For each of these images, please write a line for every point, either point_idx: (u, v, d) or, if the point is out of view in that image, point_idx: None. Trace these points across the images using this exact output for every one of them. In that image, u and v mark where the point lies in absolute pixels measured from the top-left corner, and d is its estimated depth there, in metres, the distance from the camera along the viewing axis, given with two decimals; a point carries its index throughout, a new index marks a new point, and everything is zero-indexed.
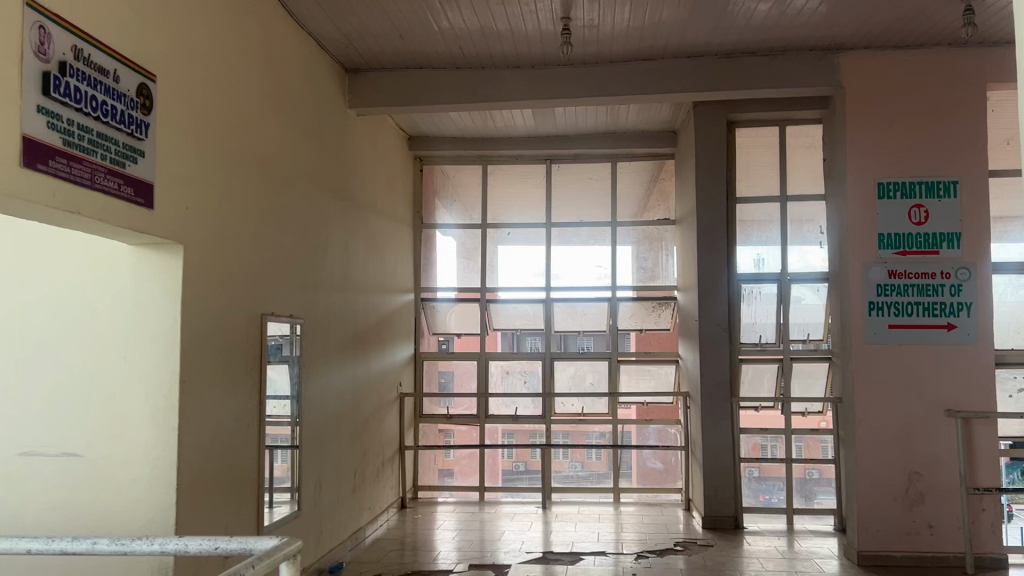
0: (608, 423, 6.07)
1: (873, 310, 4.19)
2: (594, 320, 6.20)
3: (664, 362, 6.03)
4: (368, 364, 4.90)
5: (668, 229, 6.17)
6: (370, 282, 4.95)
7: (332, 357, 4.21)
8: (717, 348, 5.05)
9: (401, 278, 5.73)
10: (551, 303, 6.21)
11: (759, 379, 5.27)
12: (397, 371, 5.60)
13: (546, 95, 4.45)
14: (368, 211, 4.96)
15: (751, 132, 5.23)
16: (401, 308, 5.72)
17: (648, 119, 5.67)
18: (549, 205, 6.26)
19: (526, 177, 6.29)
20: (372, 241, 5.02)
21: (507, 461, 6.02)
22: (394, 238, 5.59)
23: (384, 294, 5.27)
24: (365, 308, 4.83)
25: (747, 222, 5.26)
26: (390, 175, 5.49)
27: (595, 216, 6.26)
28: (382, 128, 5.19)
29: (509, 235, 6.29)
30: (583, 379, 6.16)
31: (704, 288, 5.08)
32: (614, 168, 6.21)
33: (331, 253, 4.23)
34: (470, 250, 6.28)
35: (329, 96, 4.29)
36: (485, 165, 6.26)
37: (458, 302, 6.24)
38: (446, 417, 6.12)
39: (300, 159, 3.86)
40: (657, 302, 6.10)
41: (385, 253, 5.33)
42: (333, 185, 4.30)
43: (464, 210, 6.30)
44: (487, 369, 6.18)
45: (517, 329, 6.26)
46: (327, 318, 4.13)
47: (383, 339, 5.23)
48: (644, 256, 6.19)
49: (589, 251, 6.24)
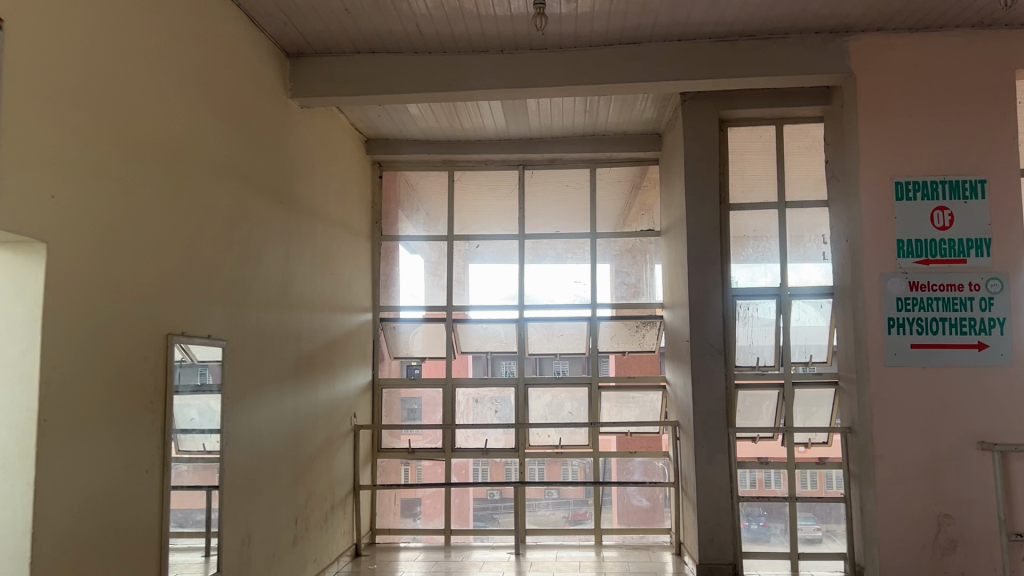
0: (588, 456, 5.47)
1: (893, 327, 3.66)
2: (571, 342, 5.62)
3: (651, 388, 5.45)
4: (313, 394, 4.26)
5: (653, 240, 5.60)
6: (317, 299, 4.33)
7: (265, 386, 3.57)
8: (711, 372, 4.44)
9: (356, 295, 5.12)
10: (524, 323, 5.61)
11: (757, 407, 4.72)
12: (351, 400, 4.97)
13: (517, 84, 3.89)
14: (315, 218, 4.35)
15: (746, 132, 4.71)
16: (356, 329, 5.10)
17: (630, 119, 5.13)
18: (522, 215, 5.70)
19: (497, 186, 5.72)
20: (320, 253, 4.41)
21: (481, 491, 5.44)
22: (349, 251, 5.00)
23: (335, 314, 4.66)
24: (310, 329, 4.21)
25: (742, 231, 4.71)
26: (343, 180, 4.90)
27: (573, 228, 5.69)
28: (332, 126, 4.61)
29: (478, 248, 5.70)
30: (560, 407, 5.56)
31: (695, 305, 4.50)
32: (593, 174, 5.66)
33: (266, 265, 3.62)
34: (436, 265, 5.68)
35: (265, 82, 3.69)
36: (452, 170, 5.69)
37: (424, 322, 5.62)
38: (407, 452, 5.50)
39: (226, 151, 3.27)
40: (640, 322, 5.53)
41: (337, 268, 4.73)
42: (269, 185, 3.70)
43: (428, 221, 5.72)
44: (454, 397, 5.55)
45: (486, 351, 5.67)
46: (259, 341, 3.51)
47: (334, 365, 4.61)
48: (626, 271, 5.62)
49: (565, 266, 5.67)
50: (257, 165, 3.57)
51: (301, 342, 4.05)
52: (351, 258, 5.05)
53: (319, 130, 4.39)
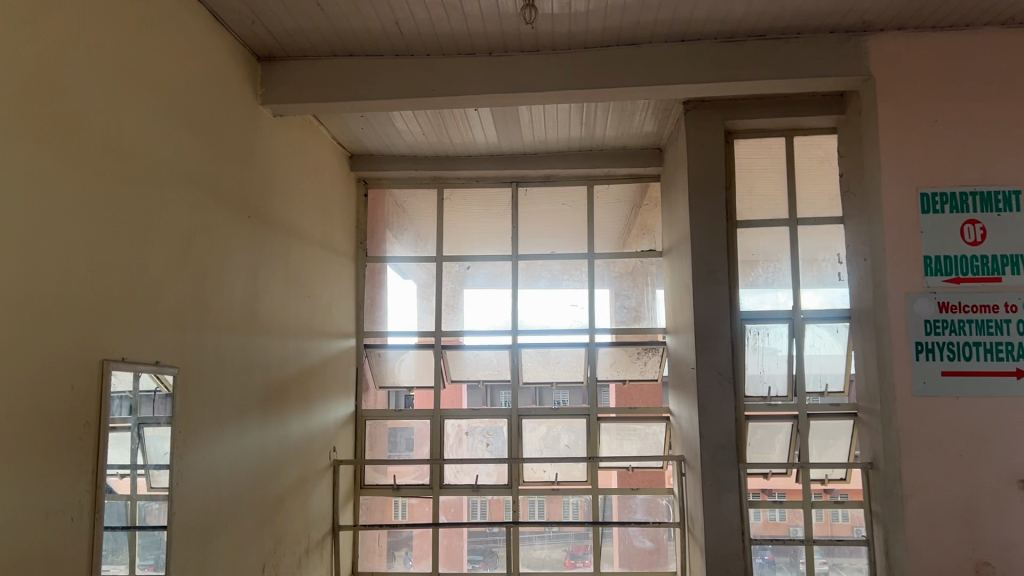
0: (586, 493, 5.09)
1: (922, 352, 3.31)
2: (568, 370, 5.28)
3: (654, 420, 5.09)
4: (285, 427, 3.90)
5: (655, 261, 5.27)
6: (290, 322, 3.99)
7: (226, 419, 3.22)
8: (720, 402, 4.08)
9: (336, 320, 4.77)
10: (518, 349, 5.25)
11: (769, 440, 4.39)
12: (330, 433, 4.62)
13: (506, 89, 3.58)
14: (290, 235, 4.03)
15: (753, 144, 4.40)
16: (337, 356, 4.76)
17: (629, 132, 4.82)
18: (515, 236, 5.37)
19: (488, 204, 5.40)
20: (295, 273, 4.08)
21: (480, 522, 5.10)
22: (329, 273, 4.67)
23: (312, 339, 4.32)
24: (281, 356, 3.86)
25: (751, 249, 4.38)
26: (323, 197, 4.58)
27: (570, 249, 5.36)
28: (309, 139, 4.31)
29: (469, 270, 5.37)
30: (556, 441, 5.18)
31: (702, 329, 4.14)
32: (591, 192, 5.34)
33: (229, 283, 3.29)
34: (425, 287, 5.35)
35: (231, 85, 3.39)
36: (442, 188, 5.37)
37: (419, 348, 5.26)
38: (392, 489, 5.12)
39: (180, 157, 2.95)
40: (642, 348, 5.18)
41: (314, 290, 4.40)
42: (234, 198, 3.38)
43: (417, 242, 5.39)
44: (442, 429, 5.18)
45: (478, 380, 5.34)
46: (219, 369, 3.16)
47: (310, 394, 4.27)
48: (627, 293, 5.28)
49: (561, 288, 5.33)
50: (220, 174, 3.25)
51: (270, 369, 3.70)
52: (332, 280, 4.72)
53: (295, 141, 4.08)
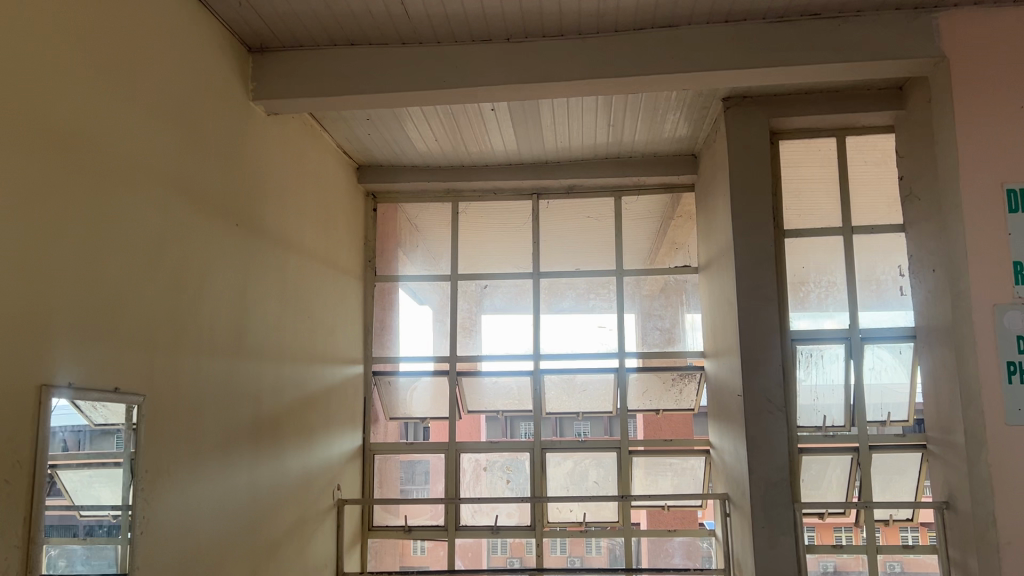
0: (617, 535, 4.58)
1: (1014, 373, 2.84)
2: (595, 398, 4.81)
3: (692, 454, 4.60)
4: (281, 462, 3.47)
5: (689, 278, 4.80)
6: (286, 345, 3.57)
7: (205, 455, 2.79)
8: (770, 433, 3.61)
9: (340, 344, 4.34)
10: (540, 376, 4.79)
11: (825, 475, 3.87)
12: (334, 469, 4.18)
13: (527, 79, 3.18)
14: (287, 247, 3.62)
15: (801, 145, 3.96)
16: (341, 384, 4.33)
17: (660, 136, 4.40)
18: (536, 252, 4.93)
19: (507, 218, 4.98)
20: (292, 291, 3.68)
21: (500, 558, 4.62)
22: (333, 292, 4.27)
23: (312, 365, 3.89)
24: (275, 383, 3.43)
25: (801, 260, 3.92)
26: (326, 209, 4.18)
27: (596, 266, 4.91)
28: (309, 145, 3.92)
29: (486, 289, 4.92)
30: (583, 477, 4.70)
31: (748, 351, 3.67)
32: (619, 204, 4.91)
33: (210, 299, 2.88)
34: (439, 308, 4.91)
35: (216, 77, 3.01)
36: (456, 202, 4.97)
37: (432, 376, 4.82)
38: (403, 531, 4.65)
39: (150, 152, 2.56)
40: (677, 375, 4.70)
41: (316, 311, 3.98)
42: (219, 203, 2.98)
43: (430, 260, 4.97)
44: (458, 465, 4.71)
45: (497, 410, 4.87)
46: (197, 397, 2.74)
47: (310, 427, 3.84)
48: (659, 313, 4.82)
49: (587, 309, 4.87)
50: (201, 175, 2.86)
51: (261, 398, 3.28)
52: (336, 300, 4.31)
53: (292, 145, 3.69)
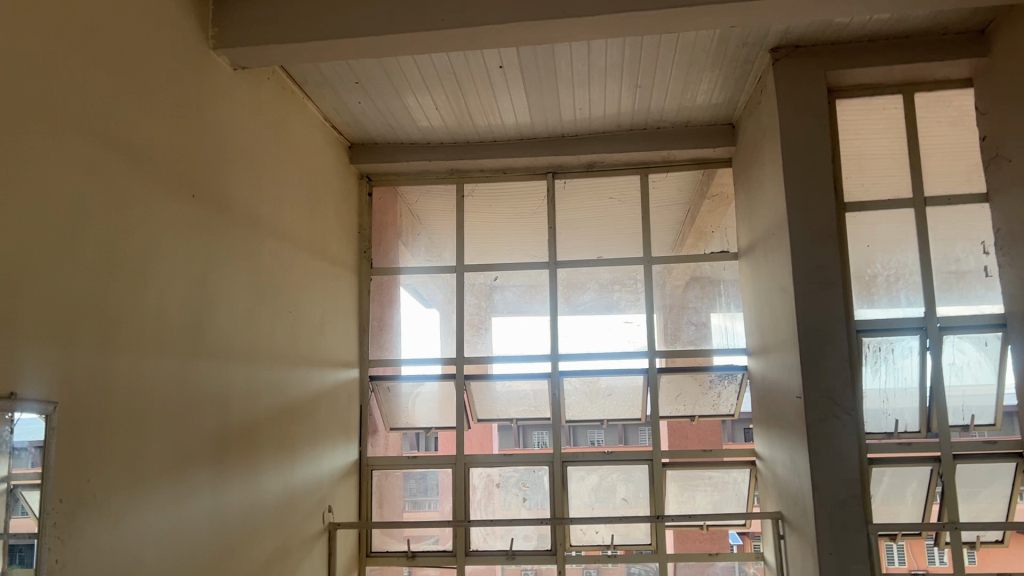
0: (652, 560, 3.99)
1: None
2: (621, 404, 4.21)
3: (734, 466, 4.02)
4: (256, 482, 2.91)
5: (728, 265, 4.22)
6: (261, 345, 3.02)
7: (150, 476, 2.23)
8: (837, 442, 3.03)
9: (330, 344, 3.79)
10: (559, 379, 4.19)
11: (900, 489, 3.31)
12: (324, 488, 3.62)
13: (544, 15, 2.63)
14: (261, 229, 3.07)
15: (863, 104, 3.39)
16: (331, 391, 3.77)
17: (694, 104, 3.83)
18: (553, 240, 4.33)
19: (519, 201, 4.41)
20: (269, 281, 3.12)
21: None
22: (321, 284, 3.72)
23: (294, 368, 3.34)
24: (247, 389, 2.88)
25: (865, 238, 3.33)
26: (311, 189, 3.64)
27: (621, 253, 4.32)
28: (287, 113, 3.37)
29: (497, 282, 4.35)
30: (611, 493, 4.12)
31: (807, 345, 3.11)
32: (645, 181, 4.32)
33: (156, 283, 2.33)
34: (443, 303, 4.33)
35: (166, 15, 2.47)
36: (462, 184, 4.41)
37: (443, 378, 4.23)
38: (406, 558, 4.08)
39: (74, 93, 2.02)
40: (713, 378, 4.13)
41: (299, 305, 3.43)
42: (167, 166, 2.44)
43: (432, 249, 4.40)
44: (467, 481, 4.14)
45: (511, 418, 4.29)
46: (138, 404, 2.19)
47: (292, 440, 3.28)
48: (694, 306, 4.23)
49: (610, 303, 4.27)
50: (143, 130, 2.32)
51: (229, 407, 2.73)
52: (325, 295, 3.77)
53: (264, 110, 3.15)
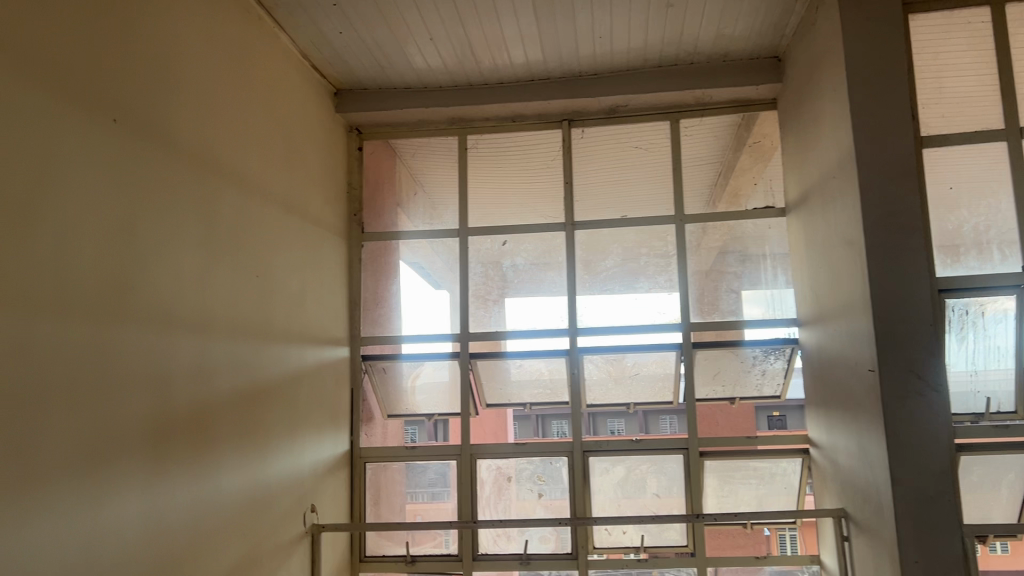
0: (689, 565, 3.44)
1: None
2: (647, 385, 3.66)
3: (783, 456, 3.47)
4: (211, 480, 2.39)
5: (774, 223, 3.62)
6: (218, 314, 2.49)
7: (46, 477, 1.70)
8: (922, 426, 2.47)
9: (312, 318, 3.26)
10: (579, 356, 3.63)
11: (993, 482, 2.75)
12: (305, 484, 3.09)
13: None
14: (217, 174, 2.53)
15: (942, 19, 2.81)
16: (314, 372, 3.24)
17: (734, 32, 3.26)
18: (570, 198, 3.74)
19: (531, 154, 3.85)
20: (229, 238, 2.59)
21: None
22: (301, 247, 3.18)
23: (265, 343, 2.80)
24: (197, 367, 2.35)
25: (950, 179, 2.75)
26: (286, 134, 3.10)
27: (650, 212, 3.72)
28: (250, 40, 2.83)
29: (506, 248, 3.77)
30: (640, 487, 3.58)
31: (883, 308, 2.53)
32: (676, 128, 3.73)
33: (62, 227, 1.80)
34: (444, 272, 3.78)
35: None
36: (464, 136, 3.86)
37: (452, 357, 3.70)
38: (405, 563, 3.56)
39: None
40: (757, 355, 3.56)
41: (272, 269, 2.89)
42: (78, 79, 1.90)
43: (432, 212, 3.83)
44: (474, 474, 3.61)
45: (525, 403, 3.78)
46: (26, 383, 1.66)
47: (263, 429, 2.75)
48: (735, 270, 3.63)
49: (635, 269, 3.68)
50: (41, 26, 1.78)
51: (170, 388, 2.19)
52: (306, 260, 3.23)
53: (219, 33, 2.60)
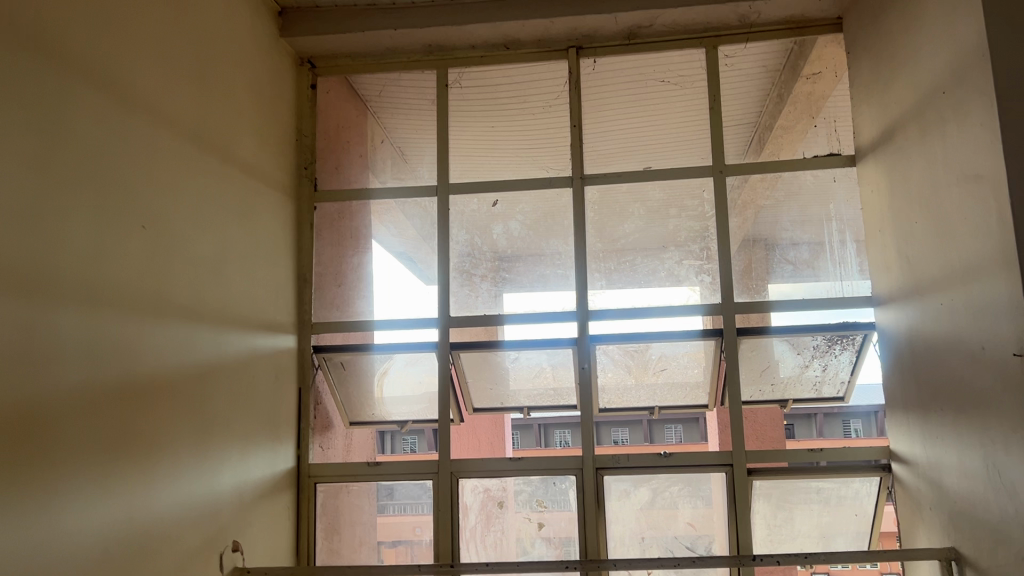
0: None
1: None
2: (677, 388, 2.92)
3: (857, 474, 2.68)
4: (43, 517, 1.57)
5: (839, 175, 2.84)
6: (65, 270, 1.69)
7: None
8: None
9: (239, 293, 2.47)
10: (590, 346, 2.84)
11: None
12: (224, 515, 2.29)
13: None
14: (68, 70, 1.74)
15: None
16: (240, 364, 2.44)
17: None
18: (578, 145, 2.95)
19: (528, 93, 3.08)
20: (91, 163, 1.80)
21: None
22: (220, 199, 2.39)
23: (156, 319, 2.01)
24: (21, 346, 1.54)
25: None
26: (199, 45, 2.32)
27: (679, 162, 2.93)
28: None
29: (497, 211, 2.98)
30: (670, 514, 2.78)
31: None
32: (711, 57, 2.96)
33: None
34: (419, 245, 2.99)
35: None
36: (445, 70, 3.08)
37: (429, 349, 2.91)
38: None
39: None
40: (818, 343, 2.79)
41: (170, 219, 2.10)
42: None
43: (405, 166, 3.05)
44: (456, 499, 2.81)
45: (523, 408, 3.01)
46: None
47: (150, 438, 1.95)
48: (790, 236, 2.82)
49: (662, 235, 2.87)
50: None
51: None
52: (229, 218, 2.44)
53: None
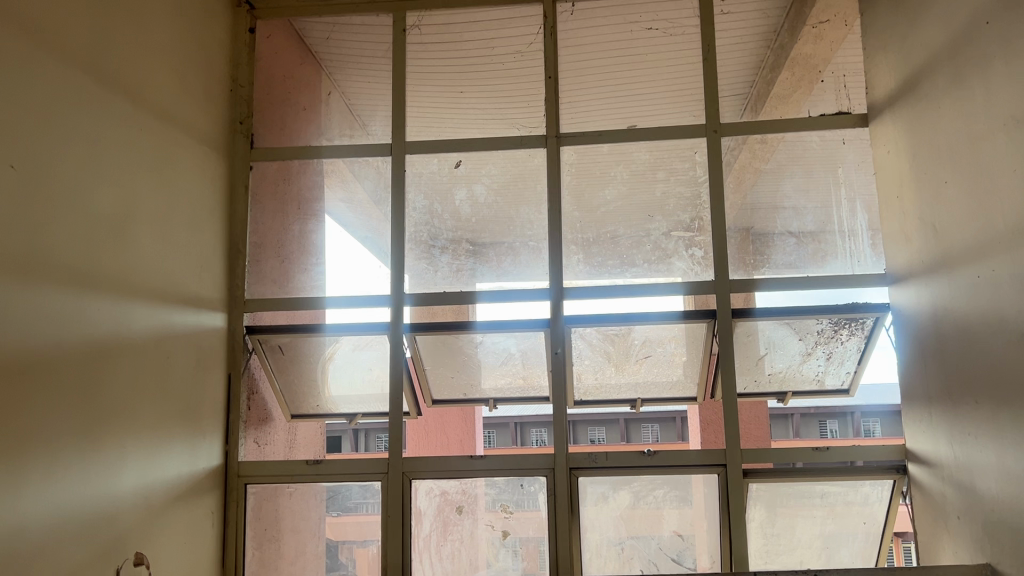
0: None
1: None
2: (662, 376, 2.58)
3: (867, 476, 2.35)
4: None
5: (847, 138, 2.51)
6: None
7: None
8: None
9: (148, 259, 2.08)
10: (565, 328, 2.49)
11: None
12: (124, 524, 1.91)
13: None
14: None
15: None
16: (149, 345, 2.06)
17: None
18: (554, 100, 2.60)
19: (499, 42, 2.72)
20: None
21: None
22: (127, 145, 2.01)
23: (31, 283, 1.62)
24: None
25: None
26: None
27: (669, 122, 2.59)
28: None
29: (461, 174, 2.62)
30: (654, 520, 2.43)
31: None
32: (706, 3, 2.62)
33: None
34: (372, 213, 2.62)
35: None
36: (405, 14, 2.72)
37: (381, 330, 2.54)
38: None
39: None
40: (824, 328, 2.45)
41: (54, 162, 1.72)
42: None
43: (357, 123, 2.68)
44: (409, 503, 2.45)
45: (488, 400, 2.68)
46: None
47: (21, 430, 1.57)
48: (793, 204, 2.48)
49: (648, 202, 2.53)
50: None
51: None
52: (139, 171, 2.06)
53: None
